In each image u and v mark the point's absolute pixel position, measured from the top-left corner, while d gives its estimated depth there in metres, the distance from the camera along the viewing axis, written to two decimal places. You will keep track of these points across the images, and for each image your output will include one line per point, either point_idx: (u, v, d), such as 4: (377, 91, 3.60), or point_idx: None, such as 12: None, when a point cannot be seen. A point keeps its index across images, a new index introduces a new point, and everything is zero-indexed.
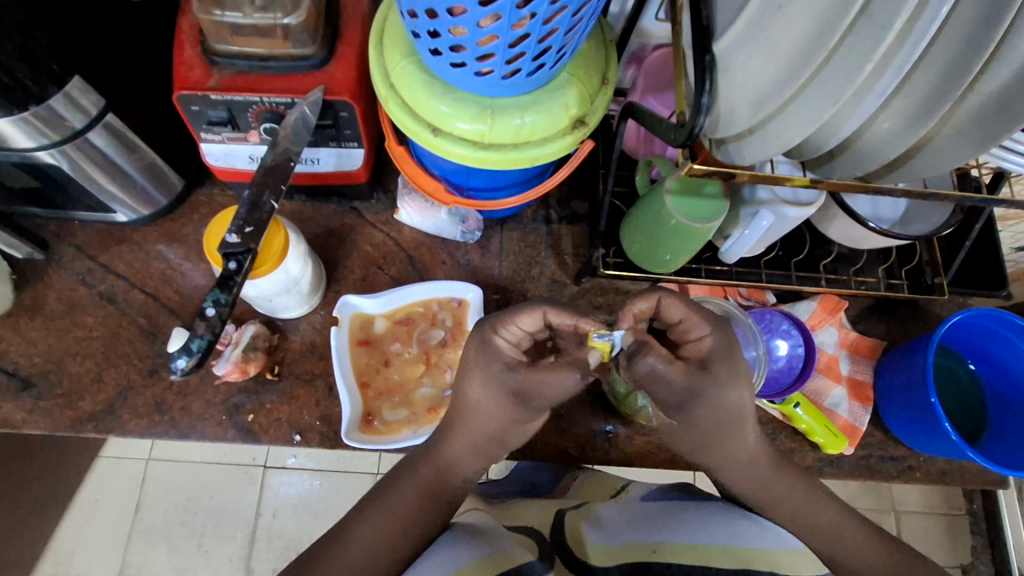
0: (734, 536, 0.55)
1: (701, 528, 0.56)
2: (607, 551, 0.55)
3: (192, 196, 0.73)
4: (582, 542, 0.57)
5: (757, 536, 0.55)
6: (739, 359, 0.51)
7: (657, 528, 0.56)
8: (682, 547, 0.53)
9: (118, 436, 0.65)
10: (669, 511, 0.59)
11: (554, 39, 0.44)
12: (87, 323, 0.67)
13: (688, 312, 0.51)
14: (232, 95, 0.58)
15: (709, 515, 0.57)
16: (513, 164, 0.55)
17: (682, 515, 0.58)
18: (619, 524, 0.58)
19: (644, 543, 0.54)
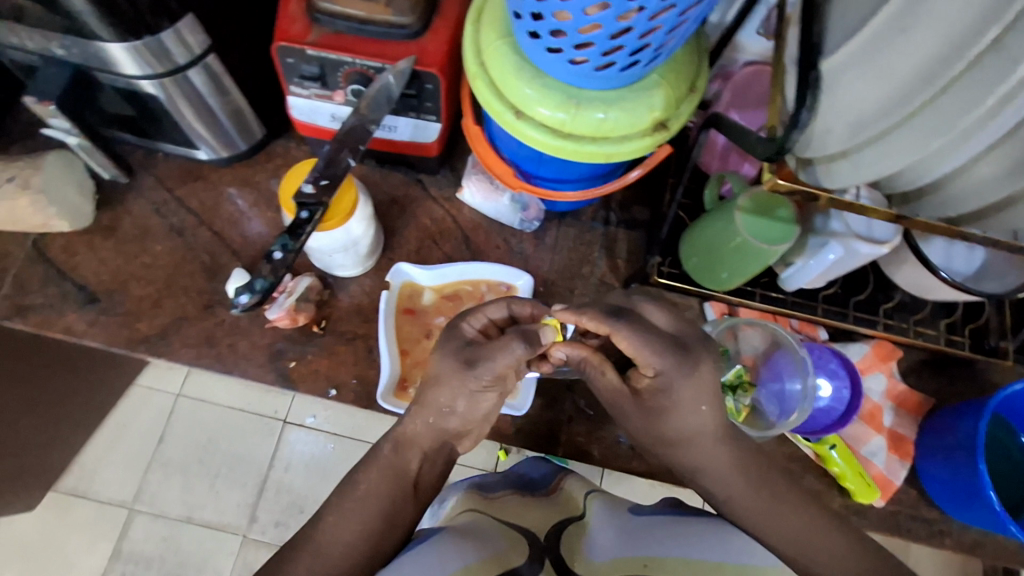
0: (727, 551, 0.51)
1: (696, 541, 0.52)
2: (601, 566, 0.52)
3: (269, 146, 0.76)
4: (575, 556, 0.54)
5: (749, 549, 0.51)
6: (681, 395, 0.51)
7: (649, 542, 0.53)
8: (676, 561, 0.50)
9: (166, 361, 0.67)
10: (667, 528, 0.55)
11: (655, 37, 0.44)
12: (155, 251, 0.70)
13: (639, 348, 0.50)
14: (326, 53, 0.60)
15: (700, 526, 0.54)
16: (588, 157, 0.55)
17: (672, 530, 0.54)
18: (612, 538, 0.55)
19: (637, 557, 0.51)
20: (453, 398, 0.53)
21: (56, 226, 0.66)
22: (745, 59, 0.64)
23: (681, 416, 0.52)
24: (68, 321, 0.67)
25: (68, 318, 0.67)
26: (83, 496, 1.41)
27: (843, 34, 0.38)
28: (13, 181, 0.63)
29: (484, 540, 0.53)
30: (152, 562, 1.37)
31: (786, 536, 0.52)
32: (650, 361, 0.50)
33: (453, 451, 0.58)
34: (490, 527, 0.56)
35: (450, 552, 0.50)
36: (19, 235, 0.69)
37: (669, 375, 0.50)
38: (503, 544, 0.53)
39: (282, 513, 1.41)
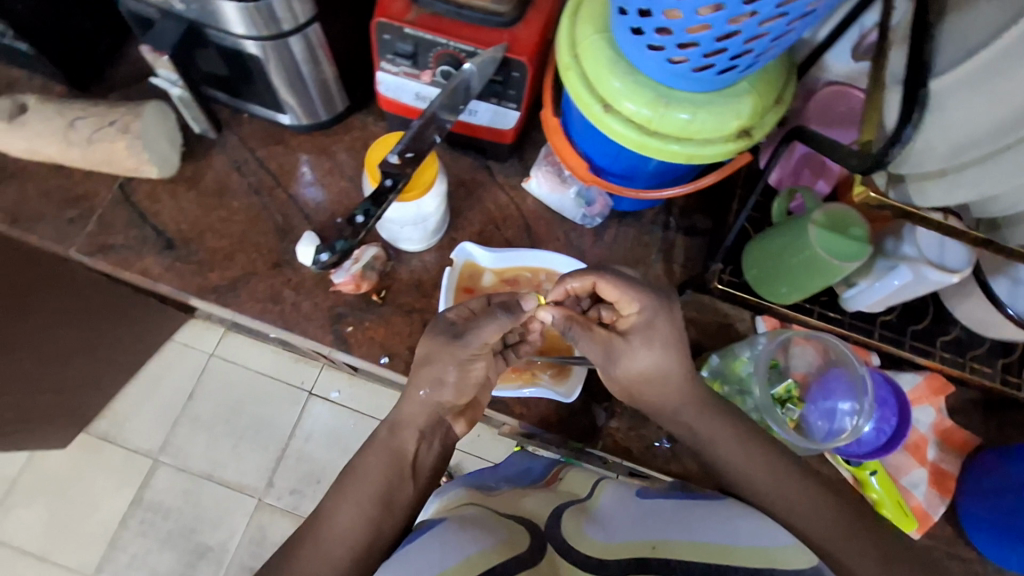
0: (735, 534, 0.48)
1: (702, 526, 0.49)
2: (605, 548, 0.48)
3: (348, 118, 0.78)
4: (576, 534, 0.50)
5: (758, 533, 0.48)
6: (662, 327, 0.59)
7: (659, 527, 0.49)
8: (685, 546, 0.46)
9: (233, 312, 0.70)
10: (673, 513, 0.52)
11: (759, 43, 0.45)
12: (232, 207, 0.73)
13: (622, 287, 0.59)
14: (423, 32, 0.62)
15: (710, 513, 0.51)
16: (669, 156, 0.56)
17: (683, 516, 0.51)
18: (619, 523, 0.51)
19: (642, 541, 0.48)
20: (449, 372, 0.59)
21: (146, 172, 0.70)
22: (828, 78, 0.64)
23: (655, 349, 0.59)
24: (145, 264, 0.70)
25: (146, 261, 0.70)
26: (111, 441, 1.43)
27: (956, 54, 0.38)
28: (113, 124, 0.67)
29: (483, 526, 0.50)
30: (170, 514, 1.39)
31: (825, 540, 0.52)
32: (635, 294, 0.59)
33: (449, 432, 0.64)
34: (487, 514, 0.53)
35: (449, 544, 0.47)
36: (108, 177, 0.73)
37: (651, 308, 0.59)
38: (504, 528, 0.50)
39: (298, 482, 1.43)
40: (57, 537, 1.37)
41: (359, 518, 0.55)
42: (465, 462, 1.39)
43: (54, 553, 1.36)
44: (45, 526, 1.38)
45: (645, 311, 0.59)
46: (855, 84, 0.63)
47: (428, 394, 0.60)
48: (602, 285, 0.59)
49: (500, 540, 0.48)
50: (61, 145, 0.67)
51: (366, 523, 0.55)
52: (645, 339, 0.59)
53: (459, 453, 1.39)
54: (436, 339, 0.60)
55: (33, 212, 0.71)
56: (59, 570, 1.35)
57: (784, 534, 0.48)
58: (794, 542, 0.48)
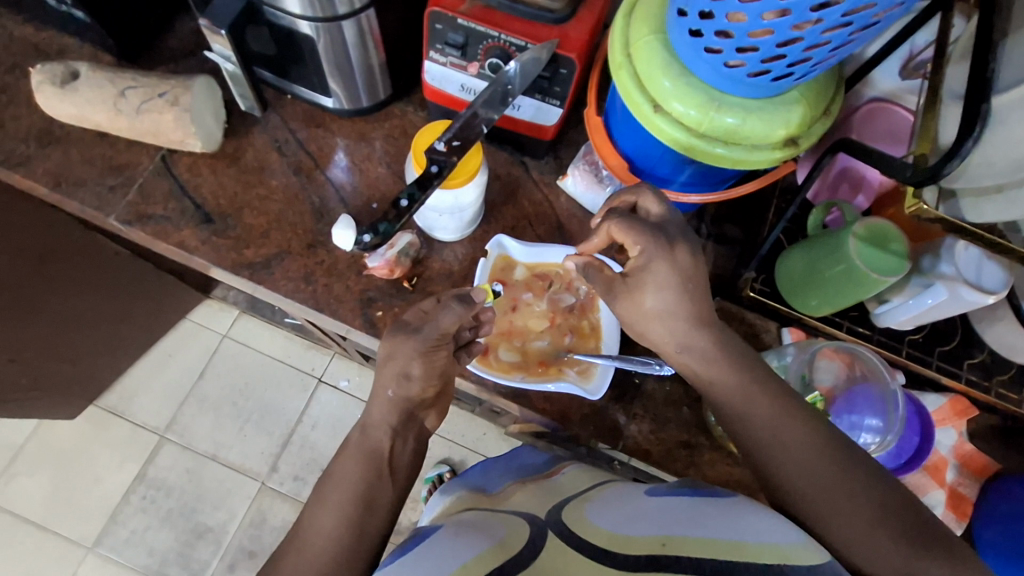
0: (747, 530, 0.46)
1: (712, 521, 0.47)
2: (613, 539, 0.46)
3: (389, 106, 0.79)
4: (581, 525, 0.49)
5: (769, 530, 0.46)
6: (660, 269, 0.54)
7: (666, 523, 0.47)
8: (698, 541, 0.44)
9: (265, 289, 0.71)
10: (682, 511, 0.50)
11: (819, 51, 0.46)
12: (270, 186, 0.74)
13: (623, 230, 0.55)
14: (476, 24, 0.63)
15: (718, 513, 0.49)
16: (715, 160, 0.57)
17: (691, 516, 0.49)
18: (623, 520, 0.49)
19: (652, 536, 0.45)
20: (411, 366, 0.57)
21: (190, 145, 0.71)
22: (872, 95, 0.65)
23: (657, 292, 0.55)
24: (182, 236, 0.71)
25: (183, 233, 0.71)
26: (119, 416, 1.43)
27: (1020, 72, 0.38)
28: (163, 96, 0.68)
29: (480, 529, 0.50)
30: (172, 491, 1.40)
31: None
32: (640, 234, 0.55)
33: (422, 428, 0.63)
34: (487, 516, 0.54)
35: (449, 548, 0.47)
36: (151, 148, 0.74)
37: (650, 250, 0.54)
38: (505, 528, 0.51)
39: (302, 469, 1.43)
40: (60, 507, 1.37)
41: (382, 500, 0.55)
42: (469, 459, 1.39)
43: (56, 524, 1.36)
44: (49, 495, 1.38)
45: (643, 254, 0.55)
46: (898, 101, 0.64)
47: (396, 392, 0.58)
48: (614, 232, 0.56)
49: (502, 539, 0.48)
50: (110, 114, 0.68)
51: (387, 510, 0.55)
52: (645, 279, 0.55)
53: (464, 451, 1.39)
54: (395, 336, 0.58)
55: (76, 178, 0.72)
56: (59, 540, 1.35)
57: (793, 531, 0.46)
58: (805, 539, 0.46)
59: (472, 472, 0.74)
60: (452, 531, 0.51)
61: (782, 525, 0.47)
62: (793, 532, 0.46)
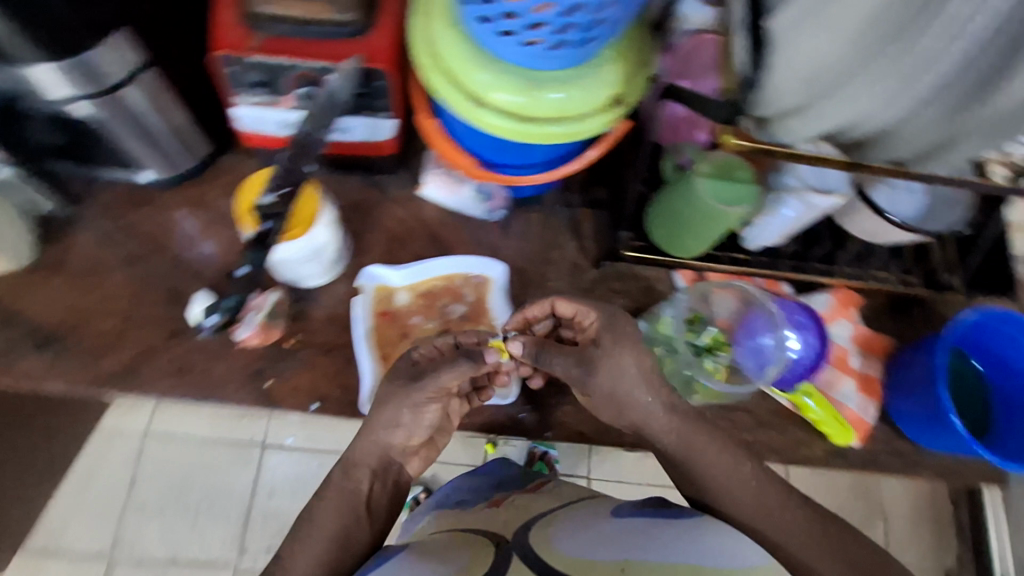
0: (703, 553, 0.47)
1: (669, 544, 0.48)
2: (579, 563, 0.45)
3: (218, 162, 0.73)
4: (544, 545, 0.50)
5: (728, 552, 0.48)
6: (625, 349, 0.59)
7: (634, 547, 0.47)
8: (654, 563, 0.45)
9: (137, 395, 0.64)
10: (642, 531, 0.50)
11: (607, 12, 0.45)
12: (109, 284, 0.67)
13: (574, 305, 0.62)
14: (272, 57, 0.58)
15: (679, 533, 0.50)
16: (551, 139, 0.56)
17: (653, 536, 0.49)
18: (587, 543, 0.49)
19: (614, 561, 0.45)
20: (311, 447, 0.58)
21: None
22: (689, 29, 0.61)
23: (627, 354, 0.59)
24: (26, 366, 0.63)
25: (25, 363, 0.63)
26: (53, 554, 1.31)
27: None
28: None
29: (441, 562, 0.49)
30: None
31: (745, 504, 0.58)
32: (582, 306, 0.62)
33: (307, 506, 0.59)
34: (451, 542, 0.55)
35: None
36: None
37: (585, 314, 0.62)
38: (468, 559, 0.50)
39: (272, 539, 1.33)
40: None
41: None
42: None
43: None
44: None
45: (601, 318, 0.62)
46: None
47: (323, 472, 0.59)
48: (560, 306, 0.63)
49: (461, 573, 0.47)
50: None
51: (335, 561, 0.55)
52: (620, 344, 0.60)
53: None
54: (394, 381, 0.59)
55: None
56: None
57: (752, 554, 0.48)
58: (765, 562, 0.47)
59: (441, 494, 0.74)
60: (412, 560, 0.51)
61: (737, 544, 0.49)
62: (750, 554, 0.48)
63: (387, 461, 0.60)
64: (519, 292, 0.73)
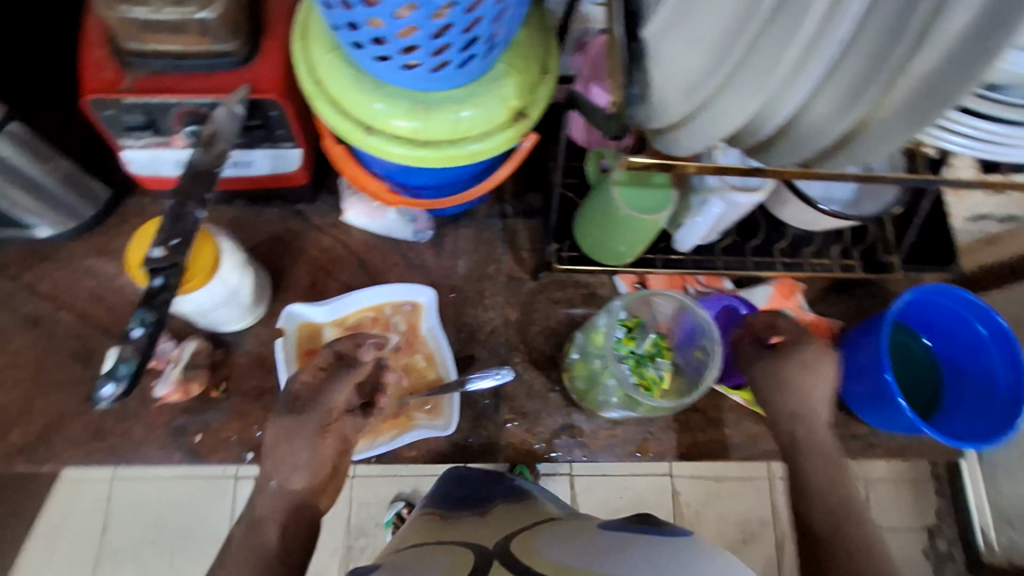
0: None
1: (677, 567, 0.38)
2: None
3: (121, 207, 0.69)
4: (518, 556, 0.42)
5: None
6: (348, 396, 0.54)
7: (606, 558, 0.39)
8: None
9: (52, 467, 0.61)
10: (639, 550, 0.40)
11: (481, 28, 0.42)
12: (11, 350, 0.63)
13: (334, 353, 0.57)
14: (147, 97, 0.54)
15: (670, 549, 0.41)
16: (454, 161, 0.52)
17: (636, 552, 0.41)
18: (558, 556, 0.41)
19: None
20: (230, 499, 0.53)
21: None
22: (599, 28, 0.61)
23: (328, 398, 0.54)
24: None
25: None
26: None
27: None
28: None
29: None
30: None
31: None
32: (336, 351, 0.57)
33: None
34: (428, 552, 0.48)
35: None
36: None
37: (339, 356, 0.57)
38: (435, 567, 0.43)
39: None
40: None
41: None
42: None
43: None
44: None
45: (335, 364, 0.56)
46: None
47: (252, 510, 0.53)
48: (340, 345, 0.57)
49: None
50: None
51: None
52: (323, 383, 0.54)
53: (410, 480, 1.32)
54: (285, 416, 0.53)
55: None
56: None
57: None
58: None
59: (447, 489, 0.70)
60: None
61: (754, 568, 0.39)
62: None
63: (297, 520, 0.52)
64: (454, 313, 0.71)
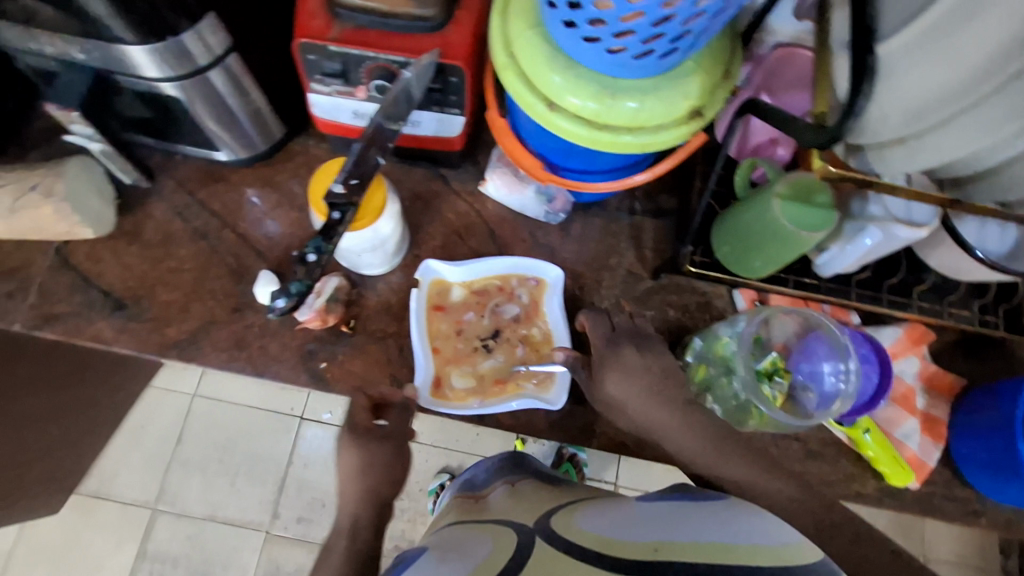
0: (740, 532, 0.43)
1: (711, 532, 0.43)
2: (610, 545, 0.42)
3: (288, 145, 0.75)
4: (568, 530, 0.47)
5: (758, 531, 0.42)
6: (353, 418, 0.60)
7: (658, 532, 0.43)
8: (687, 544, 0.41)
9: (197, 365, 0.67)
10: (672, 515, 0.47)
11: (697, 23, 0.43)
12: (179, 256, 0.70)
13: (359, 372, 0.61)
14: (349, 48, 0.58)
15: (711, 517, 0.45)
16: (623, 148, 0.54)
17: (680, 523, 0.45)
18: (613, 526, 0.46)
19: (646, 543, 0.42)
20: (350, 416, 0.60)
21: (81, 234, 0.66)
22: (775, 41, 0.62)
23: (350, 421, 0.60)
24: (97, 329, 0.67)
25: (97, 325, 0.67)
26: (106, 498, 1.34)
27: (900, 16, 0.36)
28: (35, 189, 0.62)
29: (463, 554, 0.49)
30: (178, 561, 1.31)
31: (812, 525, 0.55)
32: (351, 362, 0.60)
33: (348, 491, 0.61)
34: (473, 532, 0.54)
35: None
36: (42, 243, 0.69)
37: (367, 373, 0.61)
38: (489, 550, 0.48)
39: (304, 509, 1.33)
40: None
41: None
42: (468, 461, 1.36)
43: None
44: None
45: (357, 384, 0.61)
46: (802, 43, 0.62)
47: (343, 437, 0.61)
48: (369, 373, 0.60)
49: (485, 559, 0.46)
50: None
51: None
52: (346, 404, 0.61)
53: (463, 456, 1.35)
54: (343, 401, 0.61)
55: None
56: None
57: (783, 531, 0.43)
58: (799, 540, 0.42)
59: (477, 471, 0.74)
60: (437, 557, 0.50)
61: (773, 523, 0.44)
62: (780, 531, 0.43)
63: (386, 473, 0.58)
64: (572, 297, 0.73)
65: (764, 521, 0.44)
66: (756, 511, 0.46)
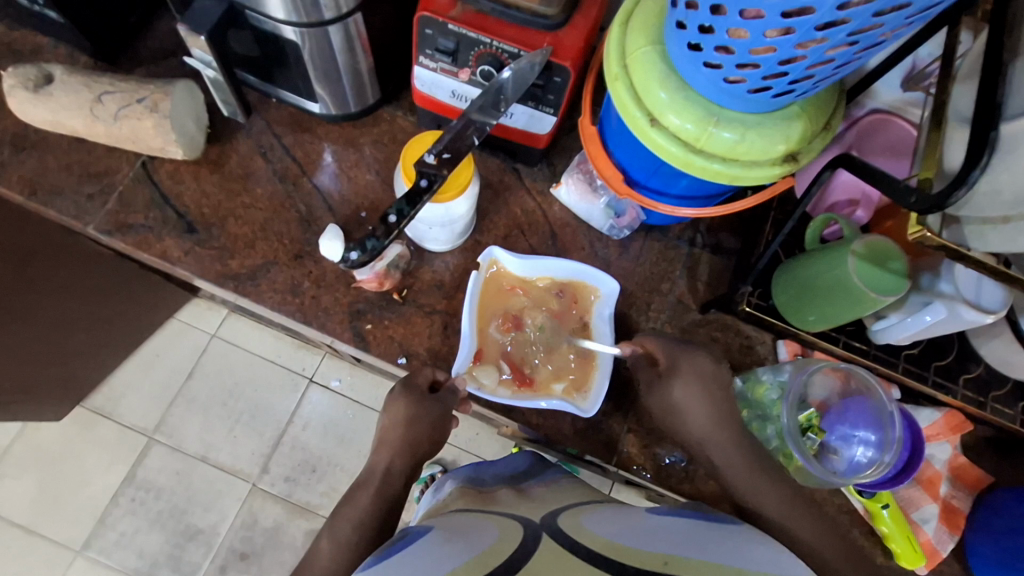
0: (750, 559, 0.41)
1: (721, 554, 0.41)
2: (617, 548, 0.41)
3: (377, 111, 0.77)
4: (575, 528, 0.46)
5: (771, 562, 0.41)
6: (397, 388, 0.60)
7: (670, 545, 0.42)
8: (700, 563, 0.39)
9: (251, 301, 0.69)
10: (685, 535, 0.45)
11: (822, 69, 0.44)
12: (255, 194, 0.72)
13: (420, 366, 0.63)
14: (466, 30, 0.60)
15: (722, 538, 0.44)
16: (715, 176, 0.55)
17: (692, 541, 0.43)
18: (621, 532, 0.45)
19: (654, 554, 0.40)
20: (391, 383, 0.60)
21: (171, 153, 0.68)
22: (872, 106, 0.65)
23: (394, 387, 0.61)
24: (165, 246, 0.69)
25: (165, 243, 0.69)
26: (108, 416, 1.32)
27: None
28: (142, 102, 0.65)
29: (471, 536, 0.45)
30: (162, 492, 1.29)
31: None
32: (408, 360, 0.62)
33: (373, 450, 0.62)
34: (477, 519, 0.51)
35: (435, 551, 0.42)
36: (130, 154, 0.71)
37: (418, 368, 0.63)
38: (499, 532, 0.46)
39: (294, 470, 1.32)
40: (47, 510, 1.27)
41: (369, 527, 0.55)
42: (462, 459, 1.32)
43: (44, 526, 1.26)
44: (35, 497, 1.27)
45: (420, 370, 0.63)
46: (901, 114, 0.64)
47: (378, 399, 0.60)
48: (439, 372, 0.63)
49: (491, 545, 0.42)
50: (87, 120, 0.66)
51: (382, 518, 0.56)
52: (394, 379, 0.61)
53: (457, 451, 1.32)
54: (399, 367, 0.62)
55: (52, 186, 0.70)
56: (45, 543, 1.25)
57: (797, 565, 0.42)
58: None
59: (466, 471, 0.72)
60: (443, 537, 0.45)
61: (784, 558, 0.43)
62: (794, 564, 0.42)
63: (417, 440, 0.59)
64: (619, 313, 0.74)
65: (780, 550, 0.43)
66: (770, 542, 0.45)
